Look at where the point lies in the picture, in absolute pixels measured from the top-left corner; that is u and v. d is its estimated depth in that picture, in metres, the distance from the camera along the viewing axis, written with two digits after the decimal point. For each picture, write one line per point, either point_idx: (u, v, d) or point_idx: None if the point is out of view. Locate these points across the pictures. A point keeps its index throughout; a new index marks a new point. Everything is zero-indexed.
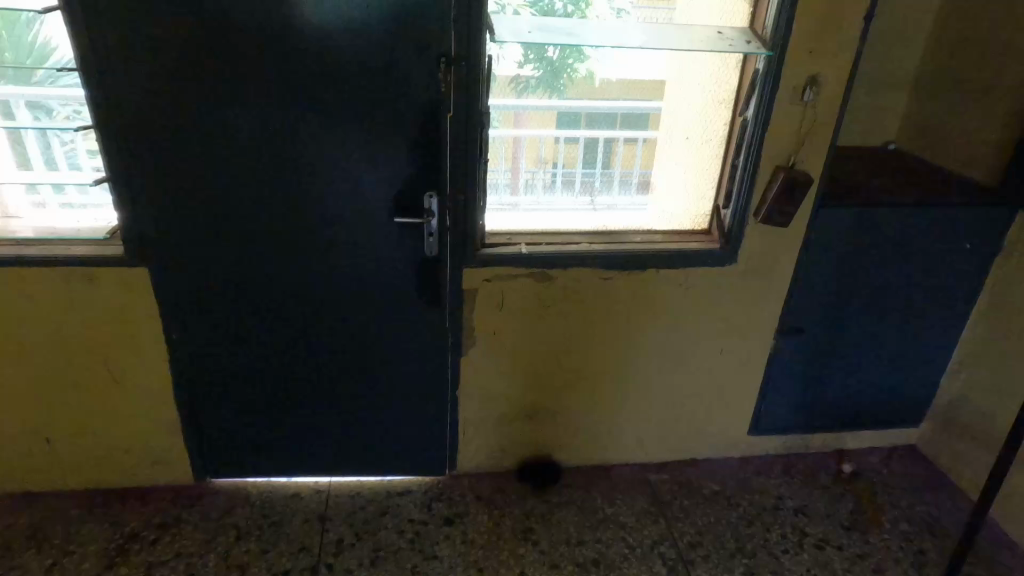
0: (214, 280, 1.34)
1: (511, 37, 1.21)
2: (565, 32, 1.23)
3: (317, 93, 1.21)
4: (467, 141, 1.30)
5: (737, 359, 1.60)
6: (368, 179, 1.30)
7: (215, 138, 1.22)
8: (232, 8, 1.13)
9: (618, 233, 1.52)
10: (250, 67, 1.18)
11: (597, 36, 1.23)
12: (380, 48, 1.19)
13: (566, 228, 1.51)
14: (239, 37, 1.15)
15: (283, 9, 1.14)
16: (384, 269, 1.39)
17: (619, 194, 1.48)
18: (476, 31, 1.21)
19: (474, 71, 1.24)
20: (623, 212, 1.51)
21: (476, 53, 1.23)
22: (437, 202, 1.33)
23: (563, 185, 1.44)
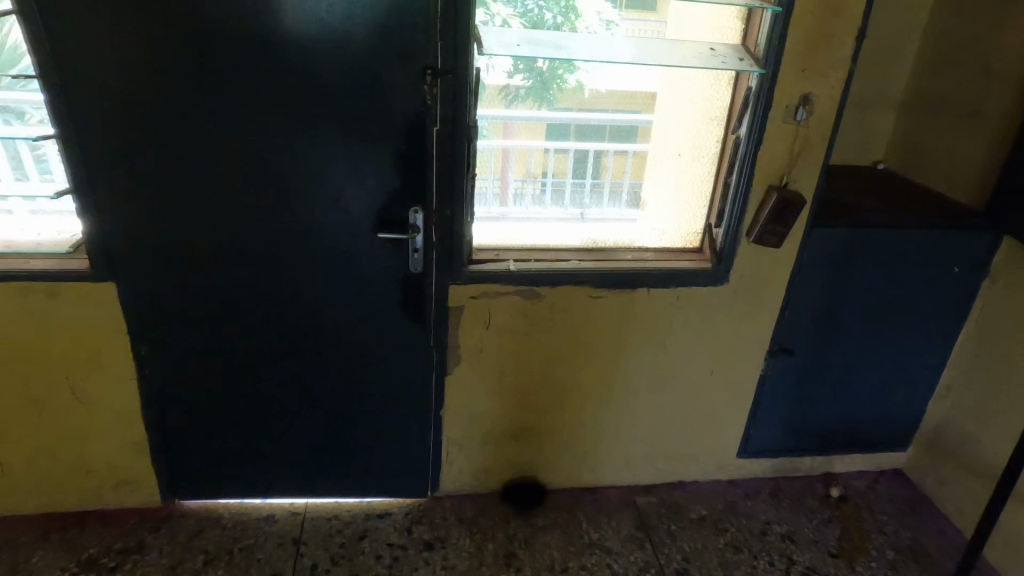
0: (185, 295, 1.29)
1: (500, 49, 1.17)
2: (555, 46, 1.20)
3: (296, 103, 1.17)
4: (453, 155, 1.26)
5: (726, 380, 1.58)
6: (350, 192, 1.26)
7: (188, 149, 1.17)
8: (205, 14, 1.08)
9: (608, 249, 1.49)
10: (224, 75, 1.13)
11: (587, 49, 1.21)
12: (363, 57, 1.15)
13: (555, 244, 1.47)
14: (213, 43, 1.10)
15: (259, 15, 1.09)
16: (366, 285, 1.34)
17: (610, 206, 1.45)
18: (462, 42, 1.17)
19: (461, 82, 1.20)
20: (614, 228, 1.49)
21: (463, 65, 1.19)
22: (422, 217, 1.29)
23: (557, 197, 1.41)
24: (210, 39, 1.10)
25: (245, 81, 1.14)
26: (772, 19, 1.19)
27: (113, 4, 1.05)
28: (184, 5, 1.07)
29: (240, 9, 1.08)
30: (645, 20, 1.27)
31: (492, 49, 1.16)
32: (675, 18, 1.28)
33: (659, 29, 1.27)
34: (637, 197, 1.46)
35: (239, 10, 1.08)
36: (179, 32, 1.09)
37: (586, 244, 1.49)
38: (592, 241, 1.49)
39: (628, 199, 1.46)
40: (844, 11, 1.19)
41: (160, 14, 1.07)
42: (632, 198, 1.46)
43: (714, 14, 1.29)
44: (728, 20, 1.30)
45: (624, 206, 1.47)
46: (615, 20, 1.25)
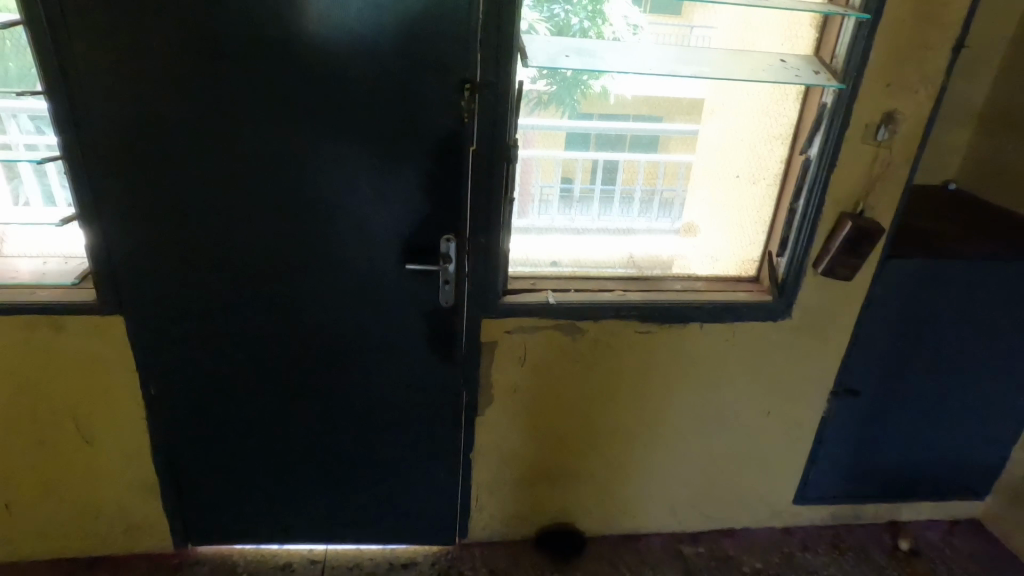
0: (199, 330, 1.19)
1: (542, 61, 1.04)
2: (597, 55, 1.07)
3: (322, 123, 1.06)
4: (490, 178, 1.14)
5: (785, 422, 1.43)
6: (378, 220, 1.15)
7: (204, 173, 1.07)
8: (226, 26, 0.98)
9: (647, 274, 1.37)
10: (246, 93, 1.03)
11: (635, 57, 1.09)
12: (396, 72, 1.04)
13: (592, 268, 1.35)
14: (234, 59, 1.00)
15: (285, 28, 0.99)
16: (393, 320, 1.23)
17: (651, 220, 1.34)
18: (504, 54, 1.05)
19: (502, 98, 1.08)
20: (659, 253, 1.38)
21: (504, 78, 1.07)
22: (455, 246, 1.17)
23: (587, 204, 1.29)
24: (230, 54, 1.00)
25: (268, 100, 1.03)
26: (855, 27, 1.05)
27: (125, 16, 0.96)
28: (203, 17, 0.97)
29: (265, 21, 0.98)
30: (702, 30, 1.15)
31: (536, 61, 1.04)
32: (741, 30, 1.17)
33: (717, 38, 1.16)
34: (677, 213, 1.35)
35: (264, 22, 0.98)
36: (197, 47, 0.99)
37: (622, 265, 1.37)
38: (631, 268, 1.37)
39: (673, 217, 1.35)
40: (940, 19, 1.05)
41: (177, 27, 0.97)
42: (672, 215, 1.35)
43: (786, 22, 1.17)
44: (802, 28, 1.17)
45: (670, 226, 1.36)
46: (660, 33, 1.14)
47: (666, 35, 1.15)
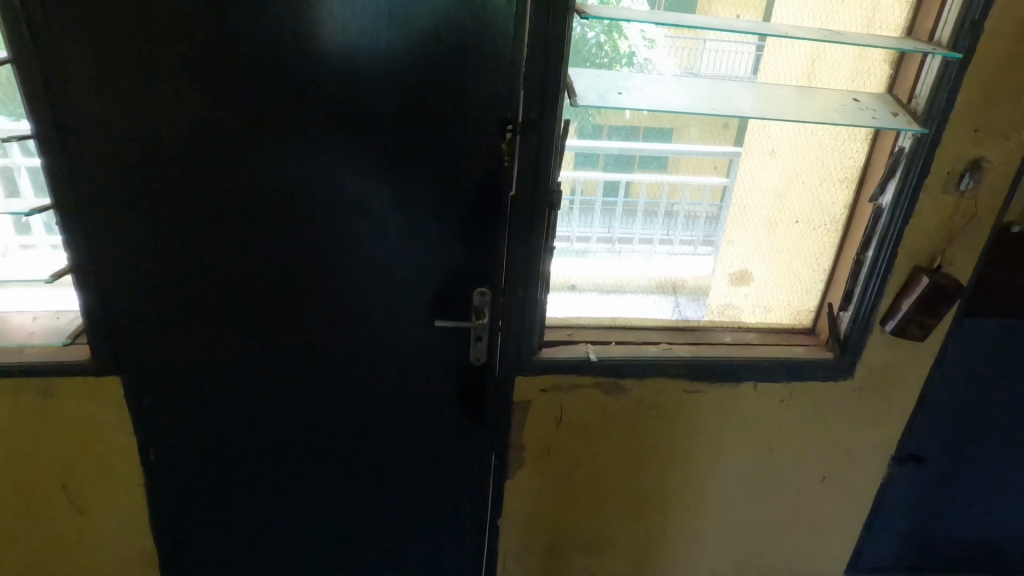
0: (206, 391, 1.08)
1: (596, 101, 0.93)
2: (645, 91, 0.96)
3: (351, 172, 0.96)
4: (532, 226, 1.03)
5: (837, 483, 1.34)
6: (408, 275, 1.04)
7: (217, 222, 0.97)
8: (247, 65, 0.88)
9: (665, 298, 1.27)
10: (268, 136, 0.93)
11: (692, 94, 0.98)
12: (433, 113, 0.94)
13: (612, 293, 1.24)
14: (255, 100, 0.90)
15: (312, 66, 0.89)
16: (419, 379, 1.12)
17: (694, 254, 1.23)
18: (552, 91, 0.94)
19: (546, 138, 0.97)
20: (698, 295, 1.28)
21: (550, 118, 0.96)
22: (488, 299, 1.06)
23: (602, 216, 1.15)
24: (251, 95, 0.90)
25: (293, 145, 0.94)
26: (942, 65, 0.95)
27: (134, 54, 0.86)
28: (221, 55, 0.87)
29: (291, 59, 0.89)
30: (758, 69, 1.08)
31: (587, 99, 0.93)
32: (799, 71, 1.09)
33: (769, 78, 1.08)
34: (717, 245, 1.23)
35: (289, 60, 0.89)
36: (214, 87, 0.89)
37: (647, 287, 1.25)
38: (659, 299, 1.26)
39: (717, 253, 1.24)
40: None
41: (192, 66, 0.88)
42: (714, 246, 1.23)
43: (855, 55, 1.07)
44: (870, 64, 1.07)
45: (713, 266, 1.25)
46: (711, 70, 1.05)
47: (720, 71, 1.06)
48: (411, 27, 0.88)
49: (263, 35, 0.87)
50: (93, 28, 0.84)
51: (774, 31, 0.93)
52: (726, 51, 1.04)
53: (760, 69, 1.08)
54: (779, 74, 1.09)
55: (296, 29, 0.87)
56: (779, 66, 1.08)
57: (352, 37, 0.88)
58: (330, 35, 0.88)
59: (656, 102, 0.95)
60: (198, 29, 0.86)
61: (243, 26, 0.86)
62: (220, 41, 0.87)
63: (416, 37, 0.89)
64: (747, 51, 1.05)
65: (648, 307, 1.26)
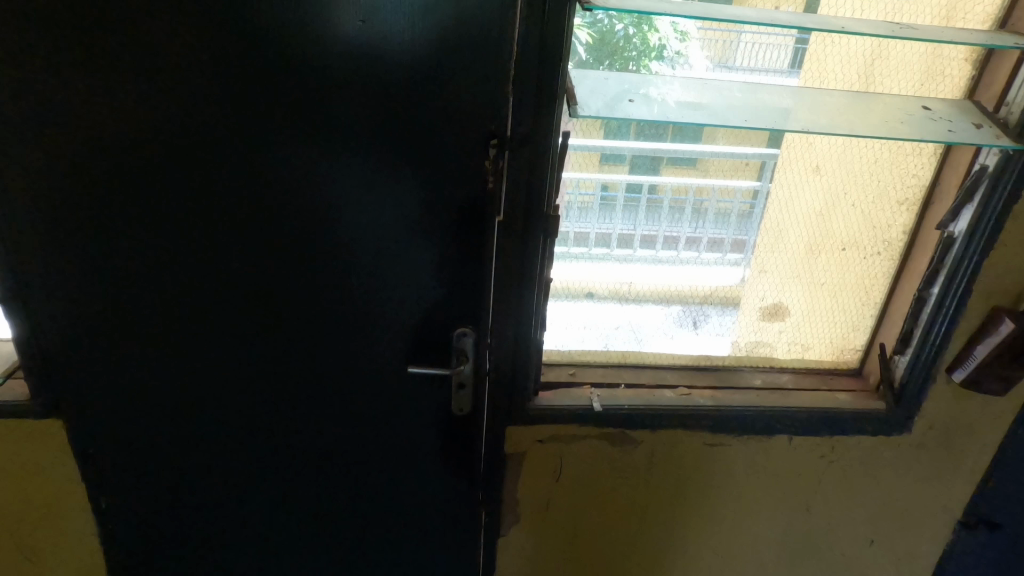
0: (160, 434, 0.97)
1: (603, 112, 0.78)
2: (660, 99, 0.80)
3: (313, 197, 0.83)
4: (524, 258, 0.87)
5: (885, 544, 1.16)
6: (382, 312, 0.90)
7: (163, 253, 0.86)
8: (190, 78, 0.76)
9: (692, 308, 1.08)
10: (218, 159, 0.81)
11: (720, 101, 0.81)
12: (406, 131, 0.79)
13: (631, 303, 1.07)
14: (202, 118, 0.78)
15: (265, 78, 0.76)
16: (396, 426, 0.99)
17: (721, 279, 1.06)
18: (547, 102, 0.79)
19: (539, 157, 0.82)
20: (725, 318, 1.10)
21: (545, 129, 0.80)
22: (471, 341, 0.91)
23: (624, 212, 0.98)
24: (196, 112, 0.78)
25: (248, 169, 0.82)
26: None
27: (58, 68, 0.75)
28: (160, 67, 0.75)
29: (241, 71, 0.76)
30: (803, 71, 0.90)
31: (591, 111, 0.78)
32: (854, 72, 0.90)
33: (816, 82, 0.90)
34: (748, 253, 1.04)
35: (238, 71, 0.76)
36: (154, 104, 0.77)
37: (677, 297, 1.07)
38: (678, 309, 1.08)
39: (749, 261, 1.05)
40: None
41: (127, 81, 0.76)
42: (744, 252, 1.04)
43: (926, 52, 0.88)
44: (947, 64, 0.88)
45: (742, 291, 1.08)
46: (750, 66, 0.88)
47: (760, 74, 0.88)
48: (378, 31, 0.74)
49: (207, 44, 0.75)
50: (10, 39, 0.73)
51: (825, 24, 0.75)
52: (767, 53, 0.88)
53: (806, 70, 0.90)
54: (830, 76, 0.91)
55: (245, 36, 0.74)
56: (830, 66, 0.90)
57: (309, 44, 0.75)
58: (284, 43, 0.75)
59: (674, 110, 0.79)
60: (131, 38, 0.74)
61: (184, 34, 0.74)
62: (157, 51, 0.75)
63: (384, 43, 0.75)
64: (794, 48, 0.88)
65: (671, 322, 1.09)
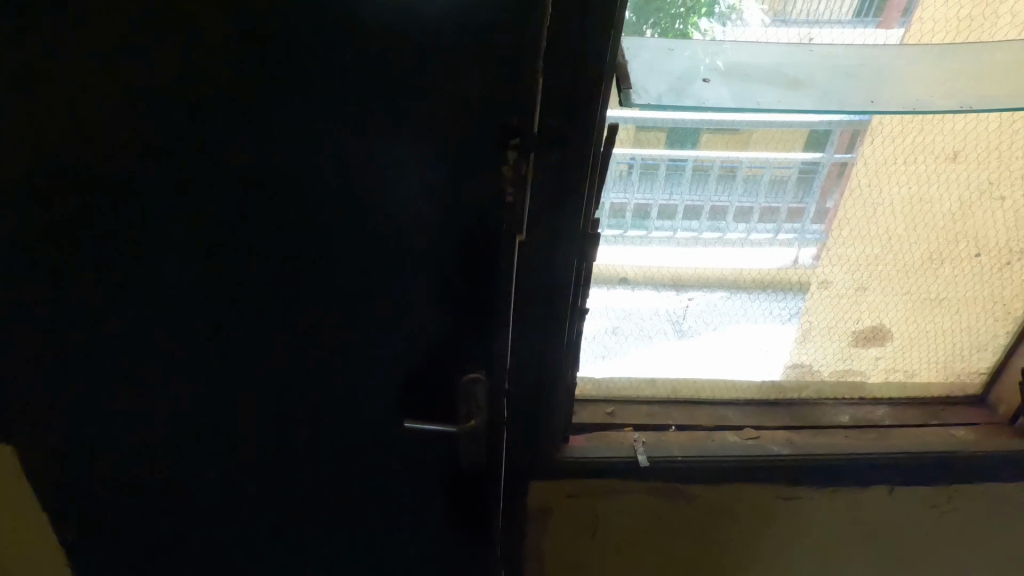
0: (130, 479, 0.86)
1: (671, 100, 0.56)
2: (742, 74, 0.59)
3: (279, 219, 0.65)
4: (551, 289, 0.67)
5: None
6: (375, 352, 0.73)
7: (116, 287, 0.71)
8: (129, 77, 0.59)
9: (740, 296, 0.83)
10: (172, 178, 0.64)
11: (827, 73, 0.59)
12: (399, 138, 0.59)
13: (670, 289, 0.83)
14: (148, 127, 0.61)
15: (221, 75, 0.58)
16: (399, 475, 0.83)
17: (802, 296, 0.82)
18: (587, 93, 0.56)
19: (573, 166, 0.59)
20: (773, 304, 0.83)
21: (582, 126, 0.58)
22: (486, 388, 0.73)
23: (668, 178, 0.74)
24: (141, 120, 0.61)
25: (208, 190, 0.64)
26: None
27: None
28: (84, 61, 0.58)
29: (191, 66, 0.58)
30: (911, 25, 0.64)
31: (654, 97, 0.56)
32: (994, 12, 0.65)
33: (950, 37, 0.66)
34: (806, 223, 0.76)
35: (187, 66, 0.58)
36: (87, 110, 0.61)
37: (722, 279, 0.82)
38: (720, 296, 0.83)
39: (803, 240, 0.77)
40: None
41: (51, 81, 0.59)
42: (797, 230, 0.77)
43: None
44: None
45: (804, 280, 0.81)
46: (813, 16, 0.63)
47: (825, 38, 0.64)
48: (361, 4, 0.53)
49: (146, 31, 0.56)
50: None
51: None
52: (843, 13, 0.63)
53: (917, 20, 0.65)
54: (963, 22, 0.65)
55: (193, 20, 0.56)
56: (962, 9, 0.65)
57: (273, 26, 0.55)
58: (242, 27, 0.56)
59: (761, 90, 0.58)
60: (50, 25, 0.56)
61: (115, 19, 0.56)
62: (86, 43, 0.57)
63: (368, 20, 0.54)
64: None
65: (709, 309, 0.85)
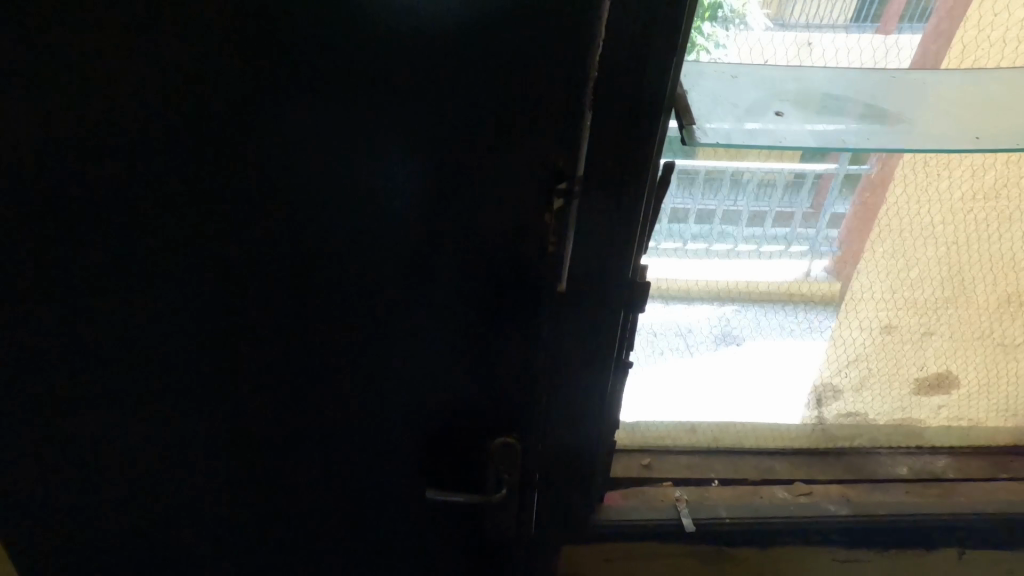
0: (115, 551, 0.76)
1: (744, 136, 0.49)
2: (818, 106, 0.52)
3: (280, 271, 0.56)
4: (592, 343, 0.59)
5: None
6: (392, 411, 0.65)
7: (90, 351, 0.61)
8: (105, 115, 0.49)
9: (753, 310, 0.73)
10: (158, 231, 0.54)
11: (916, 102, 0.53)
12: (428, 185, 0.51)
13: (681, 303, 0.72)
14: (128, 174, 0.51)
15: (217, 112, 0.48)
16: (417, 540, 0.75)
17: (863, 341, 0.76)
18: (647, 132, 0.48)
19: (626, 211, 0.51)
20: (785, 319, 0.74)
21: (638, 165, 0.49)
22: (516, 455, 0.64)
23: (676, 187, 0.61)
24: (118, 164, 0.51)
25: (202, 245, 0.55)
26: None
27: None
28: (41, 99, 0.48)
29: (182, 103, 0.48)
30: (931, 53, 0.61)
31: (724, 132, 0.49)
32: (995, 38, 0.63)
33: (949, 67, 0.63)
34: (822, 228, 0.66)
35: (175, 101, 0.48)
36: (52, 152, 0.50)
37: (734, 290, 0.72)
38: (732, 311, 0.73)
39: (816, 251, 0.68)
40: None
41: (7, 119, 0.49)
42: (810, 242, 0.67)
43: None
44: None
45: (817, 293, 0.72)
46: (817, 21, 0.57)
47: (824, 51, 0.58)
48: (390, 30, 0.44)
49: (123, 62, 0.46)
50: None
51: None
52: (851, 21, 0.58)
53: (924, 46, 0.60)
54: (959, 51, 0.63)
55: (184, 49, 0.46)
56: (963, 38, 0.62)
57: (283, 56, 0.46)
58: (244, 58, 0.46)
59: (843, 124, 0.51)
60: (5, 54, 0.46)
61: (86, 47, 0.46)
62: (49, 76, 0.47)
63: (398, 50, 0.45)
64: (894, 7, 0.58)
65: (720, 326, 0.74)
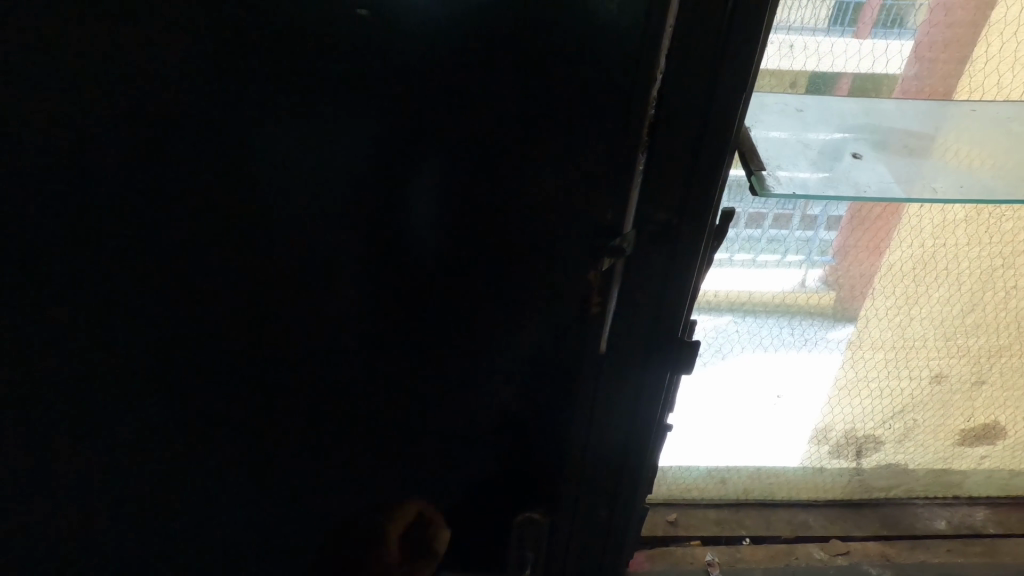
0: None
1: (818, 186, 0.43)
2: (899, 149, 0.46)
3: (258, 343, 0.46)
4: (633, 411, 0.52)
5: None
6: (390, 500, 0.54)
7: (6, 456, 0.47)
8: (48, 160, 0.38)
9: (749, 323, 0.65)
10: (111, 305, 0.43)
11: (990, 144, 0.48)
12: (457, 241, 0.43)
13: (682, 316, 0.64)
14: (73, 237, 0.40)
15: (195, 156, 0.39)
16: None
17: (911, 389, 0.71)
18: (707, 182, 0.41)
19: (677, 270, 0.45)
20: (782, 334, 0.67)
21: (695, 216, 0.43)
22: (543, 529, 0.57)
23: None
24: (62, 225, 0.40)
25: (169, 320, 0.44)
26: None
27: None
28: None
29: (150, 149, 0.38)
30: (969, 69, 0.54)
31: (796, 182, 0.42)
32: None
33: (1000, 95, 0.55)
34: (821, 232, 0.59)
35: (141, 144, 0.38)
36: None
37: (731, 302, 0.64)
38: (728, 323, 0.65)
39: (812, 260, 0.61)
40: None
41: None
42: (806, 250, 0.60)
43: None
44: None
45: (813, 306, 0.65)
46: (794, 23, 0.50)
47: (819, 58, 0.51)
48: (417, 63, 0.37)
49: (78, 100, 0.37)
50: None
51: None
52: (831, 23, 0.50)
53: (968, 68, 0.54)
54: (1010, 78, 0.55)
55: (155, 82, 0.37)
56: (1015, 61, 0.54)
57: (283, 91, 0.37)
58: (232, 94, 0.37)
59: (927, 170, 0.46)
60: None
61: (31, 83, 0.36)
62: None
63: (426, 85, 0.38)
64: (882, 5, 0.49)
65: (715, 337, 0.66)
